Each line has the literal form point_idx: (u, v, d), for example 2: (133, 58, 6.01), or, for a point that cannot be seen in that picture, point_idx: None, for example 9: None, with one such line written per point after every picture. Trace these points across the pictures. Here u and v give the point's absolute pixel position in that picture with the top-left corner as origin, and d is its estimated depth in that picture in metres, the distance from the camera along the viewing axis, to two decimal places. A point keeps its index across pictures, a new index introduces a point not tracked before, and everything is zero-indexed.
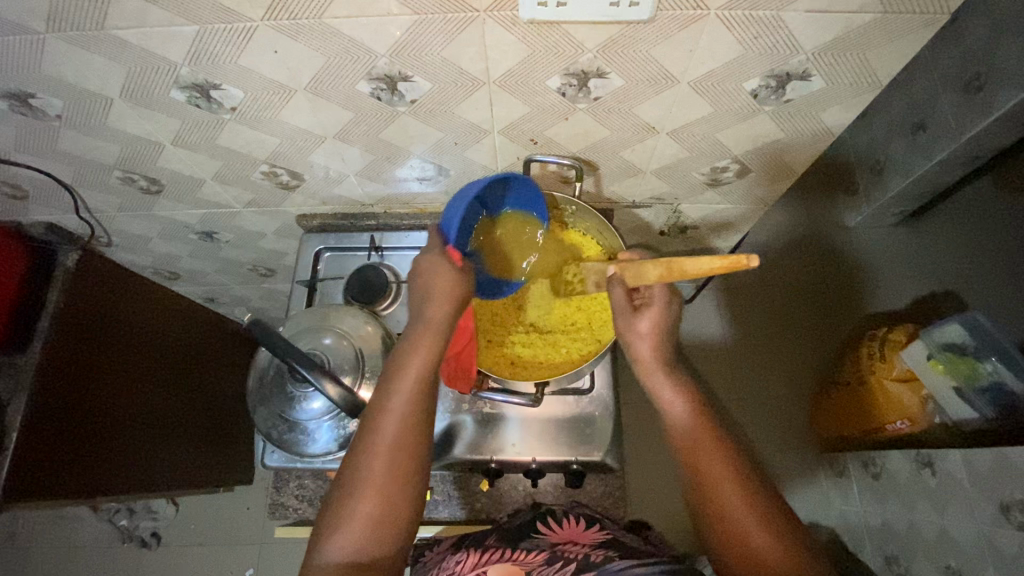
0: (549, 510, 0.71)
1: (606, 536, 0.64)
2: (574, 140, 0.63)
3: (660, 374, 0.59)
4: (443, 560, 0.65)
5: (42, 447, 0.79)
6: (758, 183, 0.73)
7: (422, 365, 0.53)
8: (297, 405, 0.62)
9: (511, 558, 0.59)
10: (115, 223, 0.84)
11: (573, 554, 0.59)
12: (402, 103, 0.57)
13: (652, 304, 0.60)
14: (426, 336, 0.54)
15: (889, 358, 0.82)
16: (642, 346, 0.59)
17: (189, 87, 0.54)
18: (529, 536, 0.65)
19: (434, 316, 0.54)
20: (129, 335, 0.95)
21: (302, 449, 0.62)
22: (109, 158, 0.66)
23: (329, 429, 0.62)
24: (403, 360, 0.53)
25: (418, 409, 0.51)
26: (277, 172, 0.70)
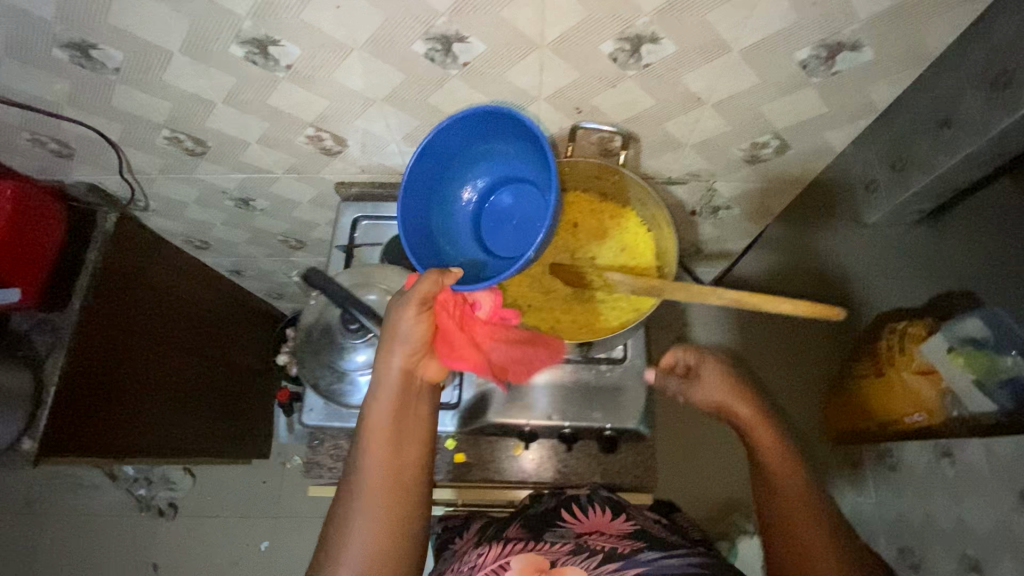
0: (573, 496, 0.72)
1: (633, 525, 0.65)
2: (619, 110, 0.64)
3: (740, 400, 0.67)
4: (465, 554, 0.67)
5: (79, 405, 0.82)
6: (796, 164, 0.73)
7: (383, 436, 0.58)
8: (344, 356, 0.64)
9: (535, 549, 0.62)
10: (155, 186, 0.85)
11: (597, 545, 0.61)
12: (453, 66, 0.58)
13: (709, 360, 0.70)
14: (381, 409, 0.58)
15: (907, 351, 0.85)
16: (715, 395, 0.68)
17: (248, 42, 0.55)
18: (552, 525, 0.66)
19: (387, 376, 0.59)
20: (160, 307, 0.98)
21: (347, 399, 0.63)
22: (158, 116, 0.67)
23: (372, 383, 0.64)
24: (366, 438, 0.58)
25: (391, 466, 0.58)
26: (321, 136, 0.71)
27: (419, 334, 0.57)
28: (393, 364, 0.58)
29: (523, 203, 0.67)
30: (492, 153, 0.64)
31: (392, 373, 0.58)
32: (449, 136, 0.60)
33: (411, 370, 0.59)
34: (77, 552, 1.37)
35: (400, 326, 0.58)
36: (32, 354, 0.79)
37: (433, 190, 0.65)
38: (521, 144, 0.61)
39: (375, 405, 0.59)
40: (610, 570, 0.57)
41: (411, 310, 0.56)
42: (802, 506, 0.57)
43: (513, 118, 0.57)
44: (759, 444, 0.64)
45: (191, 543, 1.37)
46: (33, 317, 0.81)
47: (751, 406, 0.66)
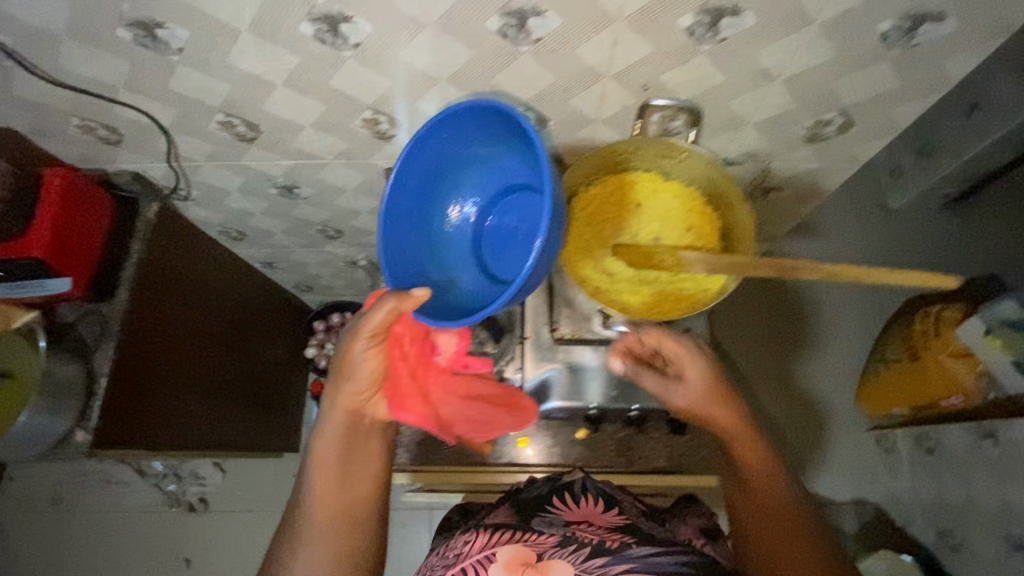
0: (568, 487, 0.72)
1: (623, 519, 0.64)
2: (686, 87, 0.63)
3: (716, 401, 0.60)
4: (453, 539, 0.64)
5: (128, 397, 0.81)
6: (856, 142, 0.72)
7: (329, 474, 0.56)
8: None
9: (522, 540, 0.58)
10: (199, 174, 0.83)
11: (588, 536, 0.58)
12: (526, 42, 0.57)
13: (683, 360, 0.61)
14: (327, 447, 0.57)
15: (940, 335, 0.82)
16: (689, 399, 0.61)
17: (320, 18, 0.54)
18: (542, 514, 0.65)
19: (336, 410, 0.57)
20: (200, 299, 0.97)
21: None
22: (215, 99, 0.66)
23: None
24: (312, 474, 0.57)
25: (338, 501, 0.57)
26: (378, 120, 0.70)
27: (370, 368, 0.56)
28: (342, 402, 0.57)
29: (528, 217, 0.60)
30: (492, 158, 0.59)
31: (338, 411, 0.57)
32: (448, 136, 0.55)
33: (361, 408, 0.58)
34: (107, 548, 1.36)
35: (354, 361, 0.56)
36: (81, 344, 0.78)
37: (423, 205, 0.58)
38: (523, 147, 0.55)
39: (321, 438, 0.57)
40: (597, 565, 0.53)
41: (364, 345, 0.55)
42: (780, 522, 0.55)
43: (508, 116, 0.51)
44: (745, 457, 0.59)
45: (221, 538, 1.36)
46: (79, 309, 0.80)
47: (727, 408, 0.60)
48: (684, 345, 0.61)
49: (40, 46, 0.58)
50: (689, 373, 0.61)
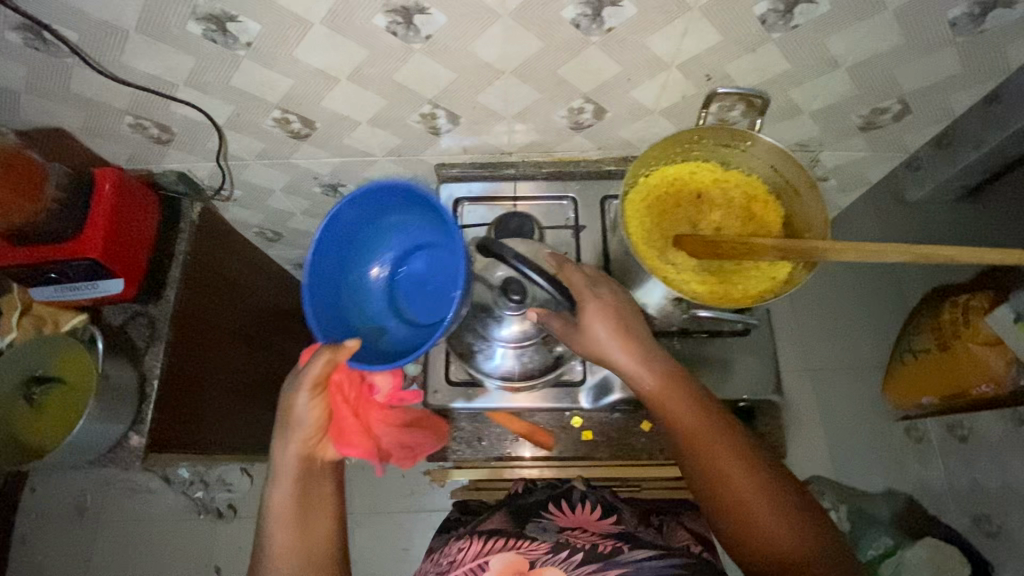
0: (566, 494, 0.78)
1: (616, 527, 0.70)
2: (751, 75, 0.63)
3: (617, 349, 0.58)
4: (447, 546, 0.70)
5: (176, 397, 0.79)
6: (908, 131, 0.73)
7: (287, 524, 0.58)
8: (489, 326, 0.66)
9: (515, 547, 0.64)
10: (246, 173, 0.83)
11: (580, 541, 0.65)
12: (597, 32, 0.57)
13: (588, 309, 0.59)
14: (281, 497, 0.58)
15: (972, 325, 0.89)
16: (603, 349, 0.59)
17: (396, 10, 0.54)
18: (536, 520, 0.71)
19: (283, 460, 0.59)
20: (233, 299, 0.96)
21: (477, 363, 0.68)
22: (275, 95, 0.66)
23: (511, 358, 0.67)
24: (271, 528, 0.58)
25: (301, 544, 0.58)
26: (436, 114, 0.70)
27: (309, 416, 0.58)
28: (290, 450, 0.59)
29: (440, 271, 0.66)
30: (404, 224, 0.65)
31: (289, 460, 0.59)
32: (358, 210, 0.62)
33: (310, 453, 0.60)
34: (134, 560, 1.34)
35: (298, 410, 0.58)
36: (131, 346, 0.77)
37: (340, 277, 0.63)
38: (430, 213, 0.62)
39: (274, 487, 0.59)
40: (587, 571, 0.59)
41: (305, 396, 0.58)
42: (709, 439, 0.57)
43: (411, 189, 0.60)
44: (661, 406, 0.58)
45: (251, 545, 1.34)
46: (125, 311, 0.78)
47: (630, 352, 0.59)
48: (589, 293, 0.59)
49: (107, 43, 0.57)
50: (589, 322, 0.58)
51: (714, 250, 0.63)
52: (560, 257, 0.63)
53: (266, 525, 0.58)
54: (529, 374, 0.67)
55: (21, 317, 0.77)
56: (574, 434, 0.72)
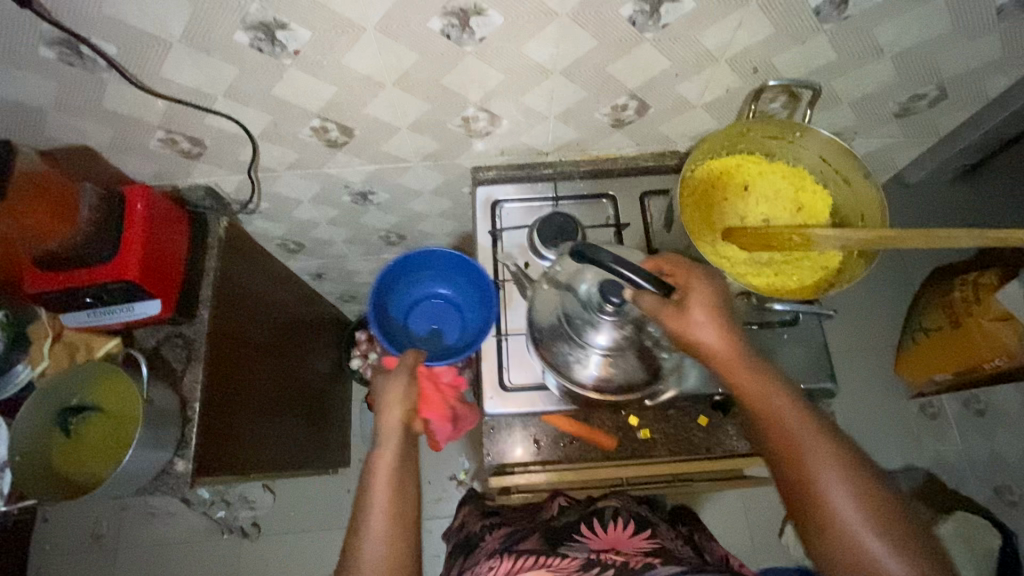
0: (600, 509, 0.75)
1: (651, 546, 0.66)
2: (798, 66, 0.64)
3: (719, 336, 0.53)
4: (479, 565, 0.67)
5: (213, 417, 0.77)
6: (941, 115, 0.74)
7: (386, 487, 0.57)
8: (585, 334, 0.59)
9: (545, 564, 0.61)
10: (275, 185, 0.81)
11: (614, 560, 0.60)
12: (652, 28, 0.57)
13: (693, 290, 0.54)
14: (384, 458, 0.59)
15: (982, 301, 0.90)
16: (703, 334, 0.54)
17: (453, 13, 0.53)
18: (569, 541, 0.67)
19: (387, 428, 0.61)
20: (261, 314, 0.94)
21: (567, 371, 0.62)
22: (317, 104, 0.64)
23: (611, 364, 0.61)
24: (369, 491, 0.57)
25: (400, 511, 0.56)
26: (478, 116, 0.69)
27: (406, 391, 0.64)
28: (394, 418, 0.62)
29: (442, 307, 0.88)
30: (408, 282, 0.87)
31: (394, 427, 0.61)
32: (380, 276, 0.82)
33: (410, 424, 0.62)
34: None
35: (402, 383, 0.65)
36: (168, 370, 0.74)
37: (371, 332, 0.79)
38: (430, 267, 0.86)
39: (380, 452, 0.59)
40: None
41: (405, 375, 0.65)
42: (817, 450, 0.49)
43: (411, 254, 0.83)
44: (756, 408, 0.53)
45: (277, 563, 1.32)
46: (159, 332, 0.76)
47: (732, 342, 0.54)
48: (696, 276, 0.55)
49: (148, 55, 0.55)
50: (692, 303, 0.53)
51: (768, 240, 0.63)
52: (668, 261, 0.57)
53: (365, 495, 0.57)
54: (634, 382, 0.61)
55: (52, 344, 0.73)
56: (631, 434, 0.73)
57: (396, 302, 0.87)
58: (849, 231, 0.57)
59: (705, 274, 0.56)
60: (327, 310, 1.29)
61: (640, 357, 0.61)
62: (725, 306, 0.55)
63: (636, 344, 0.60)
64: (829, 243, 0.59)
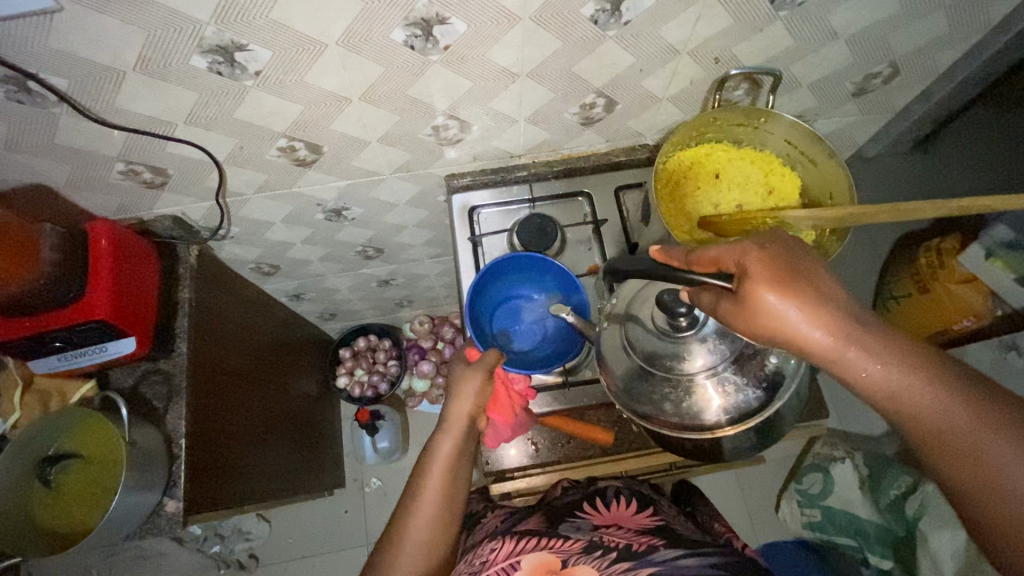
0: (600, 488, 0.75)
1: (654, 521, 0.66)
2: (759, 53, 0.65)
3: (812, 324, 0.41)
4: (480, 545, 0.66)
5: (201, 452, 0.75)
6: (896, 90, 0.77)
7: (441, 474, 0.63)
8: (672, 365, 0.53)
9: (546, 547, 0.60)
10: (245, 209, 0.79)
11: (614, 541, 0.60)
12: (615, 26, 0.57)
13: (754, 277, 0.41)
14: (447, 447, 0.64)
15: (947, 265, 0.88)
16: (790, 325, 0.41)
17: (415, 23, 0.52)
18: (571, 519, 0.67)
19: (455, 417, 0.65)
20: (240, 340, 0.91)
21: (681, 413, 0.54)
22: (283, 123, 0.63)
23: (718, 390, 0.53)
24: (428, 473, 0.63)
25: (449, 502, 0.63)
26: (448, 124, 0.68)
27: (480, 388, 0.66)
28: (463, 410, 0.65)
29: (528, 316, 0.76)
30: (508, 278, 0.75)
31: (461, 419, 0.65)
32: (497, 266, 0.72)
33: (473, 420, 0.66)
34: None
35: (472, 377, 0.66)
36: (149, 410, 0.72)
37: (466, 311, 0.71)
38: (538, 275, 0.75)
39: (445, 437, 0.64)
40: (621, 570, 0.54)
41: (478, 374, 0.66)
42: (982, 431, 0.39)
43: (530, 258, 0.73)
44: (882, 393, 0.41)
45: None
46: (136, 371, 0.73)
47: (834, 327, 0.41)
48: (749, 255, 0.42)
49: (101, 86, 0.53)
50: (758, 293, 0.41)
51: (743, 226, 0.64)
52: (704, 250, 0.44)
53: (424, 475, 0.63)
54: (752, 403, 0.53)
55: (23, 394, 0.72)
56: (629, 427, 0.73)
57: (499, 285, 0.76)
58: (817, 210, 0.57)
59: (766, 245, 0.43)
60: (308, 330, 1.27)
61: (747, 373, 0.53)
62: (808, 280, 0.42)
63: (734, 360, 0.52)
64: (800, 224, 0.60)
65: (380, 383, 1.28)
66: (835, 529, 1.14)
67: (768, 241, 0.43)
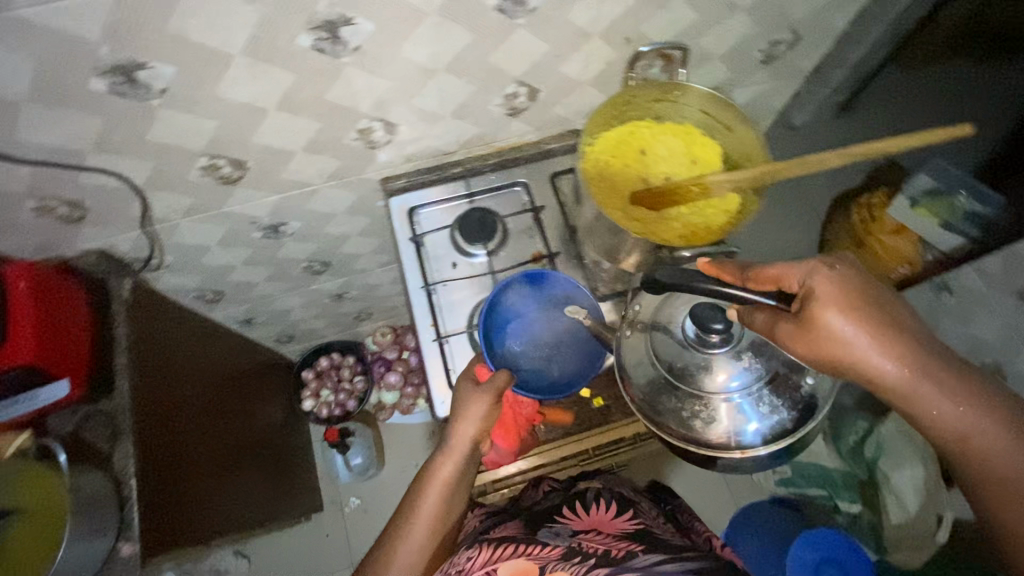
0: (583, 491, 0.73)
1: (636, 525, 0.65)
2: (667, 30, 0.68)
3: (883, 354, 0.45)
4: (454, 553, 0.63)
5: (156, 488, 0.72)
6: (802, 55, 0.81)
7: (439, 492, 0.64)
8: (699, 380, 0.56)
9: (525, 554, 0.58)
10: (175, 234, 0.76)
11: (593, 548, 0.58)
12: (521, 14, 0.59)
13: (821, 300, 0.45)
14: (447, 468, 0.64)
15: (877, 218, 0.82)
16: (857, 354, 0.45)
17: (319, 26, 0.52)
18: (550, 525, 0.65)
19: (458, 439, 0.64)
20: (192, 373, 0.89)
21: (706, 431, 0.57)
22: (200, 141, 0.61)
23: (746, 410, 0.56)
24: (426, 490, 0.64)
25: (443, 520, 0.64)
26: (373, 127, 0.68)
27: (486, 412, 0.64)
28: (466, 434, 0.64)
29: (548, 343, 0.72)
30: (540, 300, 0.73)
31: (465, 442, 0.64)
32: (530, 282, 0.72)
33: (477, 443, 0.65)
34: None
35: (481, 405, 0.64)
36: (93, 452, 0.69)
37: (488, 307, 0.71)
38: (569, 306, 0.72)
39: (446, 457, 0.64)
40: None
41: (486, 398, 0.64)
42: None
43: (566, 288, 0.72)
44: (938, 424, 0.45)
45: None
46: (74, 415, 0.70)
47: (904, 361, 0.44)
48: (816, 277, 0.46)
49: None
50: (824, 315, 0.45)
51: (672, 197, 0.67)
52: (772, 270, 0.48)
53: (421, 488, 0.64)
54: (786, 424, 0.55)
55: None
56: (587, 406, 0.74)
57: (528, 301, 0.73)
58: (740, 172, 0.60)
59: (834, 266, 0.47)
60: (266, 356, 1.24)
61: (776, 393, 0.55)
62: (875, 311, 0.45)
63: (769, 380, 0.55)
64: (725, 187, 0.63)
65: (348, 400, 1.26)
66: (806, 483, 1.18)
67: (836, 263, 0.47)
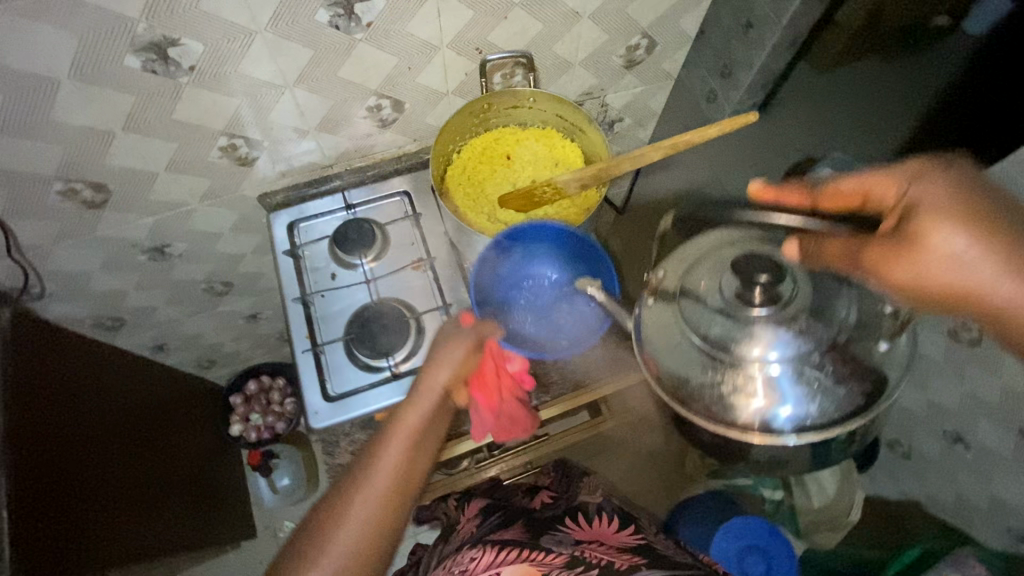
0: (582, 506, 0.73)
1: (636, 538, 0.63)
2: (516, 39, 0.71)
3: (1005, 274, 0.41)
4: (459, 555, 0.64)
5: (30, 523, 0.69)
6: (665, 57, 0.85)
7: (406, 434, 0.54)
8: (740, 347, 0.50)
9: (528, 559, 0.58)
10: (50, 261, 0.76)
11: (595, 556, 0.57)
12: (359, 29, 0.61)
13: (915, 211, 0.44)
14: (414, 406, 0.56)
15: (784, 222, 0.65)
16: (962, 269, 0.42)
17: (145, 48, 0.54)
18: (552, 533, 0.65)
19: (434, 381, 0.58)
20: (90, 402, 0.87)
21: (754, 409, 0.51)
22: (51, 166, 0.62)
23: (786, 387, 0.50)
24: (389, 431, 0.54)
25: (415, 461, 0.53)
26: (236, 144, 0.70)
27: (464, 357, 0.61)
28: (440, 377, 0.59)
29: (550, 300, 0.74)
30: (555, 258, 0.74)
31: (437, 387, 0.58)
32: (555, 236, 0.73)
33: (446, 394, 0.59)
34: None
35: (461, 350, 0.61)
36: None
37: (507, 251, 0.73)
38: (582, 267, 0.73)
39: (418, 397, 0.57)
40: None
41: (465, 344, 0.61)
42: None
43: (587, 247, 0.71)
44: None
45: None
46: None
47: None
48: (911, 190, 0.44)
49: None
50: (916, 227, 0.43)
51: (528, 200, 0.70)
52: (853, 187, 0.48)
53: (389, 428, 0.55)
54: (849, 398, 0.50)
55: None
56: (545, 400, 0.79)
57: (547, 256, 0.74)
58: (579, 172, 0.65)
59: (946, 174, 0.44)
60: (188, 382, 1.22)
61: (837, 366, 0.50)
62: (990, 223, 0.41)
63: (828, 349, 0.50)
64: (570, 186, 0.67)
65: (277, 423, 1.21)
66: None
67: (948, 165, 0.44)
